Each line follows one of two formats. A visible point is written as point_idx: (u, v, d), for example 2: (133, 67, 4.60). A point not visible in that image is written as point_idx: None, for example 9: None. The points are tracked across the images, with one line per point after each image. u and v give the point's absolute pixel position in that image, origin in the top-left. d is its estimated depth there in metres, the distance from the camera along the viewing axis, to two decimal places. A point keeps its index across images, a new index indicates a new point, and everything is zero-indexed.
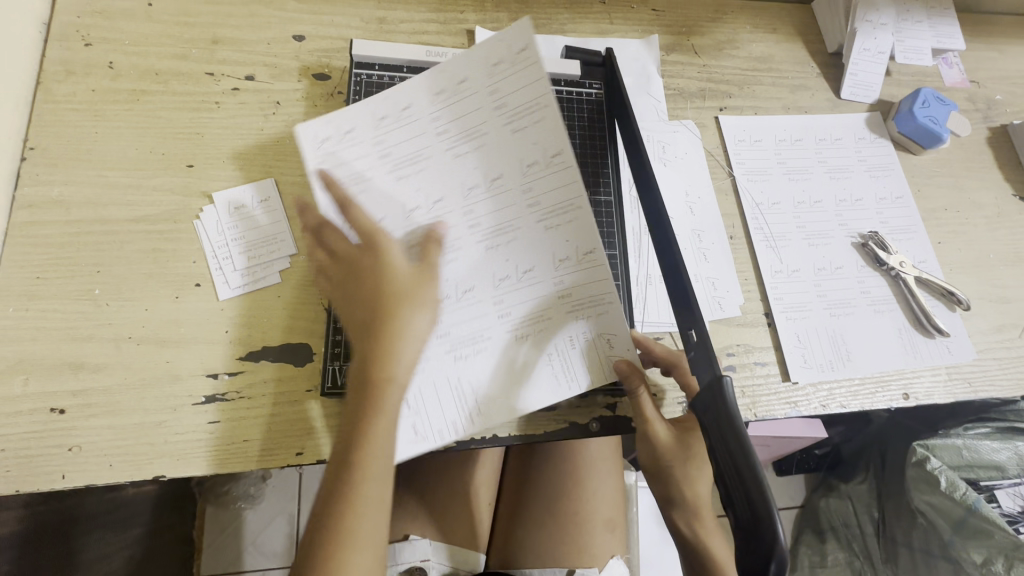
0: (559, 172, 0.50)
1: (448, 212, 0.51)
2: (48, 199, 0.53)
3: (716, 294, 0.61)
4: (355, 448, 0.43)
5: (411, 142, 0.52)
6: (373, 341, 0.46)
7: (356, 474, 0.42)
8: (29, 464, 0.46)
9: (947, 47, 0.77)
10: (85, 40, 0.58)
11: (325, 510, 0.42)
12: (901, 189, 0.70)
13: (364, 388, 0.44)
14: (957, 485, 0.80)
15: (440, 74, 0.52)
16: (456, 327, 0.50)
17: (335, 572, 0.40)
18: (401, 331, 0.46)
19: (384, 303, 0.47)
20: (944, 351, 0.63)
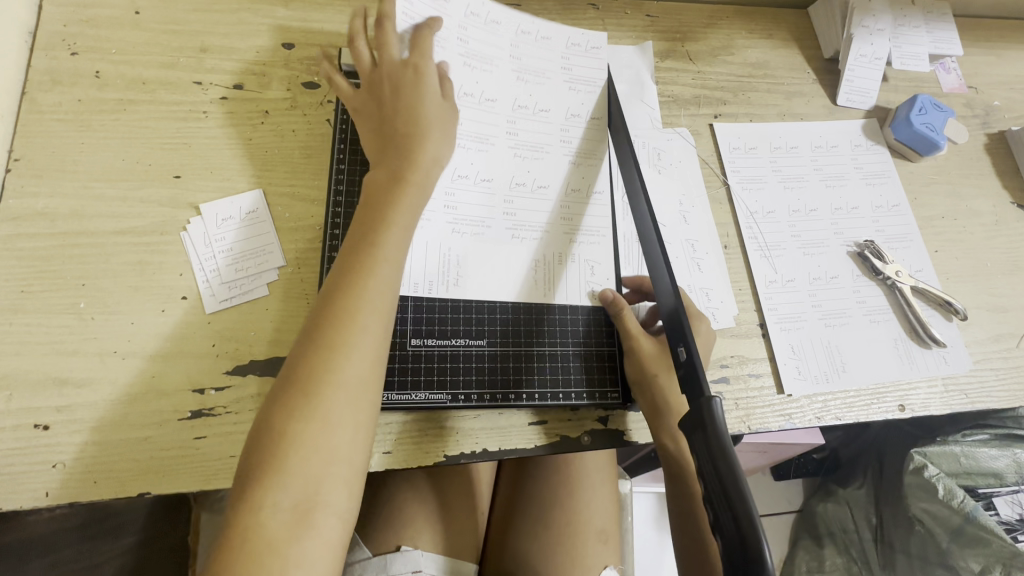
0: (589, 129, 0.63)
1: (484, 119, 0.60)
2: (33, 212, 0.52)
3: (711, 304, 0.61)
4: (312, 363, 0.39)
5: (488, 50, 0.61)
6: (350, 255, 0.44)
7: (306, 391, 0.38)
8: (12, 482, 0.45)
9: (944, 52, 0.76)
10: (71, 49, 0.58)
11: (259, 434, 0.38)
12: (897, 197, 0.69)
13: (331, 300, 0.42)
14: (955, 493, 0.80)
15: (533, 24, 0.65)
16: (463, 210, 0.57)
17: (337, 349, 0.40)
18: (377, 245, 0.44)
19: (372, 210, 0.46)
20: (940, 361, 0.62)
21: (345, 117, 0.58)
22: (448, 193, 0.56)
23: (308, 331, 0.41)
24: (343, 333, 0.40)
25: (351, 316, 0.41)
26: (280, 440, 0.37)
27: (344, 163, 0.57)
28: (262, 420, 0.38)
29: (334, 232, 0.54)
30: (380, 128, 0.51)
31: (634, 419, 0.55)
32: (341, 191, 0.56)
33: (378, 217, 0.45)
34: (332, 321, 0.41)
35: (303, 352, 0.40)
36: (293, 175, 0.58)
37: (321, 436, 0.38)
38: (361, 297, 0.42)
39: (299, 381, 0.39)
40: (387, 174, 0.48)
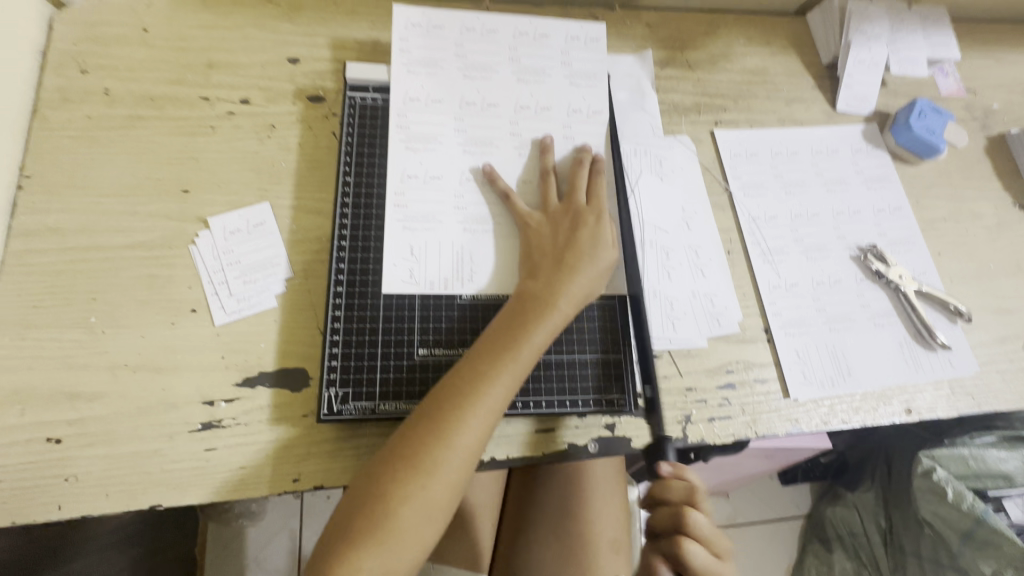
0: (593, 124, 0.62)
1: (486, 123, 0.60)
2: (44, 228, 0.53)
3: (717, 302, 0.61)
4: (429, 449, 0.44)
5: (485, 57, 0.62)
6: (483, 357, 0.48)
7: (417, 477, 0.43)
8: (25, 495, 0.45)
9: (942, 57, 0.77)
10: (81, 67, 0.59)
11: (364, 497, 0.43)
12: (899, 200, 0.70)
13: (460, 398, 0.46)
14: (964, 496, 0.79)
15: (530, 23, 0.63)
16: (470, 209, 0.57)
17: (450, 444, 0.44)
18: (511, 357, 0.48)
19: (511, 321, 0.50)
20: (946, 363, 0.63)
21: (349, 129, 0.59)
22: (457, 194, 0.58)
23: (432, 418, 0.45)
24: (463, 432, 0.45)
25: (473, 418, 0.45)
26: (384, 515, 0.42)
27: (350, 173, 0.57)
28: (368, 485, 0.43)
29: (341, 243, 0.55)
30: (542, 245, 0.55)
31: (641, 425, 0.55)
32: (347, 201, 0.56)
33: (507, 327, 0.50)
34: (454, 416, 0.45)
35: (424, 438, 0.44)
36: (299, 189, 0.58)
37: (420, 519, 0.43)
38: (484, 400, 0.46)
39: (414, 463, 0.43)
40: (530, 294, 0.52)
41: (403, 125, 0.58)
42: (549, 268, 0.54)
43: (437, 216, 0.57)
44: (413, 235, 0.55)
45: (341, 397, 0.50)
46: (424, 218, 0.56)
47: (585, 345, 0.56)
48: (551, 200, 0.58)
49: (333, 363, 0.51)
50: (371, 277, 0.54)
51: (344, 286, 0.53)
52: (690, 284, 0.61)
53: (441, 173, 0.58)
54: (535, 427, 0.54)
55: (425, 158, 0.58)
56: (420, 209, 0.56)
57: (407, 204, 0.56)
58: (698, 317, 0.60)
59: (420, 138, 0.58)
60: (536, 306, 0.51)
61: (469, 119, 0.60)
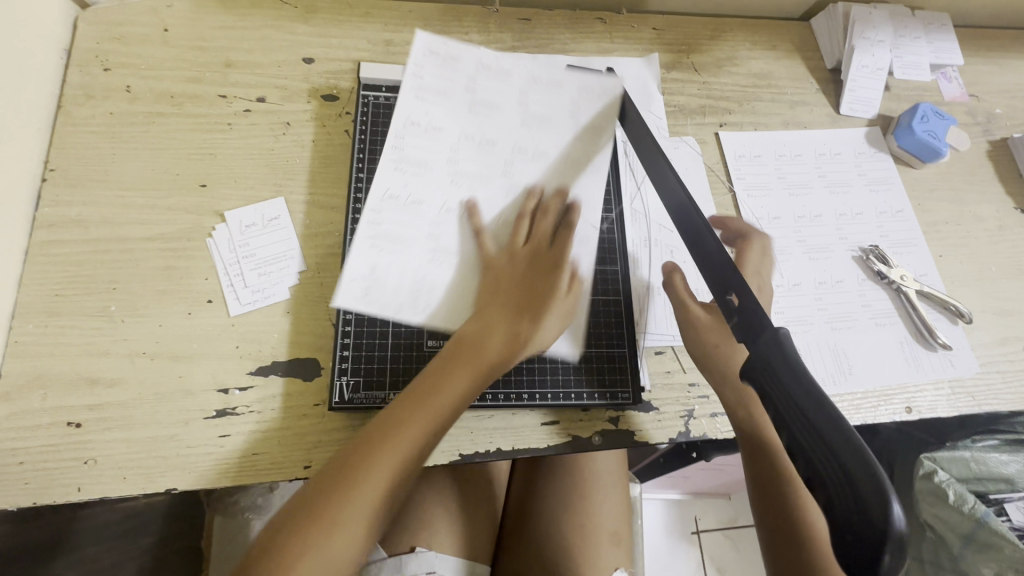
0: (585, 176, 0.60)
1: (479, 159, 0.59)
2: (67, 219, 0.55)
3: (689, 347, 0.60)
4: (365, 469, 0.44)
5: (495, 94, 0.62)
6: (431, 376, 0.48)
7: (361, 490, 0.43)
8: (46, 476, 0.47)
9: (945, 62, 0.78)
10: (104, 65, 0.61)
11: (304, 508, 0.43)
12: (901, 202, 0.71)
13: (399, 423, 0.46)
14: (965, 498, 0.80)
15: (545, 69, 0.64)
16: (442, 238, 0.55)
17: (382, 464, 0.44)
18: (453, 382, 0.48)
19: (459, 348, 0.50)
20: (946, 364, 0.63)
21: (363, 128, 0.60)
22: (432, 224, 0.56)
23: (371, 440, 0.45)
24: (403, 449, 0.45)
25: (409, 441, 0.45)
26: (319, 528, 0.42)
27: (362, 171, 0.59)
28: (309, 496, 0.44)
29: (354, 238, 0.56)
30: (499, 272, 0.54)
31: (644, 418, 0.57)
32: (360, 198, 0.58)
33: (458, 348, 0.50)
34: (392, 438, 0.45)
35: (359, 458, 0.44)
36: (313, 184, 0.60)
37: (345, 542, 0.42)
38: (428, 421, 0.46)
39: (347, 477, 0.43)
40: (478, 324, 0.51)
41: (399, 143, 0.58)
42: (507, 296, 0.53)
43: (409, 240, 0.55)
44: (376, 253, 0.54)
45: (353, 386, 0.52)
46: (392, 241, 0.54)
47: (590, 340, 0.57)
48: (518, 232, 0.56)
49: (345, 354, 0.52)
50: None
51: None
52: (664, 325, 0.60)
53: (422, 194, 0.57)
54: (540, 419, 0.55)
55: (409, 178, 0.57)
56: (391, 228, 0.55)
57: (381, 222, 0.55)
58: None
59: (409, 160, 0.57)
60: (490, 329, 0.51)
61: (463, 153, 0.59)
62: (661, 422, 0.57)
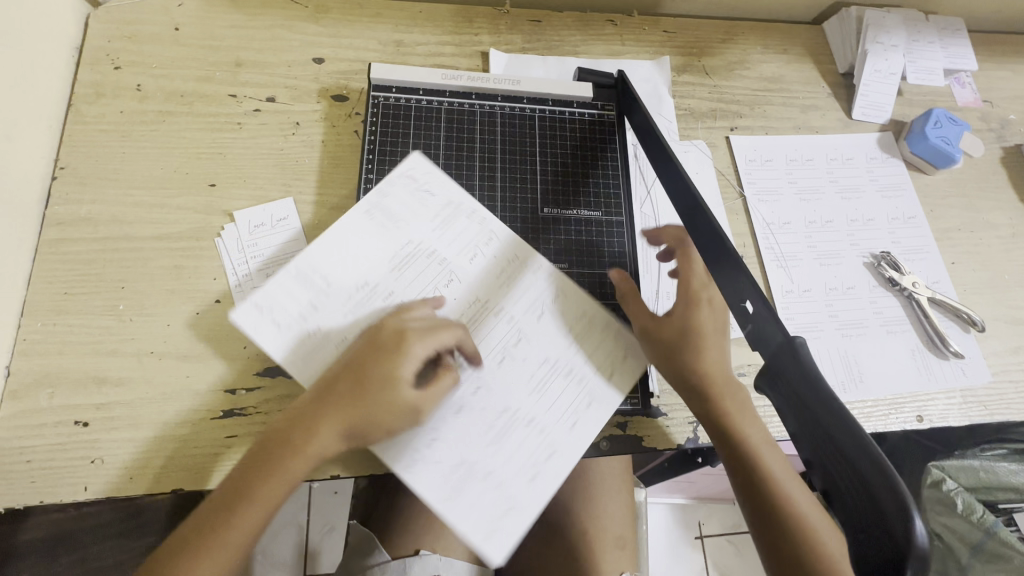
0: (514, 367, 0.50)
1: (407, 267, 0.52)
2: (76, 218, 0.55)
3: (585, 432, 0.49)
4: (247, 490, 0.42)
5: (493, 228, 0.55)
6: (305, 418, 0.43)
7: (236, 521, 0.42)
8: (52, 475, 0.47)
9: (959, 67, 0.77)
10: (114, 63, 0.61)
11: (183, 541, 0.42)
12: (913, 208, 0.70)
13: (282, 442, 0.43)
14: (974, 508, 0.79)
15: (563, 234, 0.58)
16: (371, 310, 0.49)
17: (260, 483, 0.42)
18: (335, 401, 0.44)
19: (341, 372, 0.45)
20: (958, 372, 0.63)
21: (372, 128, 0.59)
22: (327, 275, 0.49)
23: (256, 459, 0.43)
24: (273, 490, 0.42)
25: (288, 463, 0.43)
26: (198, 557, 0.41)
27: (372, 172, 0.58)
28: (193, 528, 0.42)
29: None
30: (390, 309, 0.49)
31: (653, 424, 0.56)
32: None
33: (334, 387, 0.44)
34: (272, 457, 0.43)
35: (240, 480, 0.43)
36: (322, 185, 0.60)
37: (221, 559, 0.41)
38: (298, 463, 0.43)
39: (231, 504, 0.42)
40: (360, 349, 0.46)
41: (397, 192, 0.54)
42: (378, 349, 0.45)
43: (337, 288, 0.49)
44: (302, 285, 0.48)
45: None
46: (320, 287, 0.49)
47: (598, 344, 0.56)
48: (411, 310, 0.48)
49: None
50: None
51: None
52: (557, 404, 0.49)
53: (385, 257, 0.52)
54: None
55: (380, 239, 0.52)
56: (327, 273, 0.49)
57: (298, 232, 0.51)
58: None
59: (393, 219, 0.53)
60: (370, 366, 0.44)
61: (442, 239, 0.54)
62: (670, 428, 0.56)
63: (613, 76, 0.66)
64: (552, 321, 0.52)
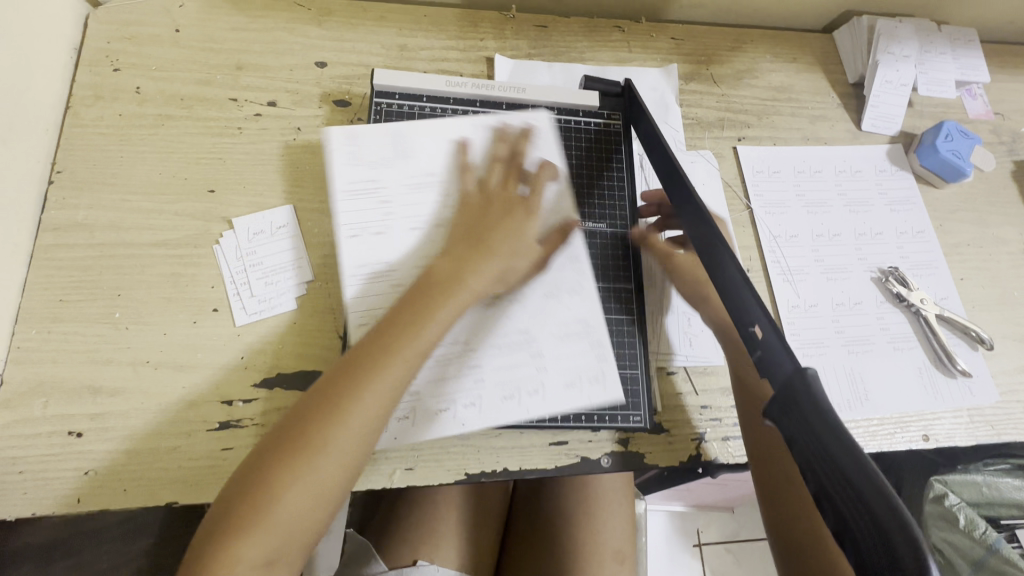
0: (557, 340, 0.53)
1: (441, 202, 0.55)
2: (72, 223, 0.54)
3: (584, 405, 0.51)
4: (315, 429, 0.42)
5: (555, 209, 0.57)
6: (360, 359, 0.44)
7: (301, 460, 0.41)
8: (46, 487, 0.46)
9: (970, 79, 0.76)
10: (114, 65, 0.60)
11: (260, 476, 0.41)
12: (922, 223, 0.69)
13: (356, 377, 0.44)
14: (976, 523, 0.77)
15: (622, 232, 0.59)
16: (391, 234, 0.54)
17: (333, 418, 0.43)
18: (416, 334, 0.46)
19: (418, 303, 0.47)
20: (965, 392, 0.62)
21: None
22: (408, 160, 0.56)
23: (326, 395, 0.43)
24: (360, 410, 0.43)
25: (362, 395, 0.43)
26: (264, 501, 0.40)
27: None
28: (248, 473, 0.42)
29: None
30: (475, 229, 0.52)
31: (655, 441, 0.55)
32: None
33: (389, 330, 0.46)
34: (346, 393, 0.43)
35: (309, 418, 0.43)
36: (323, 192, 0.59)
37: (296, 508, 0.41)
38: (358, 404, 0.43)
39: (298, 445, 0.42)
40: (438, 279, 0.48)
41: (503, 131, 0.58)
42: (465, 251, 0.50)
43: (384, 195, 0.55)
44: (354, 185, 0.55)
45: None
46: (369, 191, 0.55)
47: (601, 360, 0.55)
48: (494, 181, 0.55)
49: None
50: None
51: None
52: (569, 364, 0.52)
53: (437, 180, 0.56)
54: (549, 438, 0.54)
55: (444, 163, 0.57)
56: (380, 178, 0.55)
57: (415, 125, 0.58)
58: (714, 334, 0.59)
59: (481, 147, 0.58)
60: (433, 302, 0.47)
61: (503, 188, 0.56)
62: (673, 445, 0.55)
63: (620, 85, 0.65)
64: (587, 314, 0.54)
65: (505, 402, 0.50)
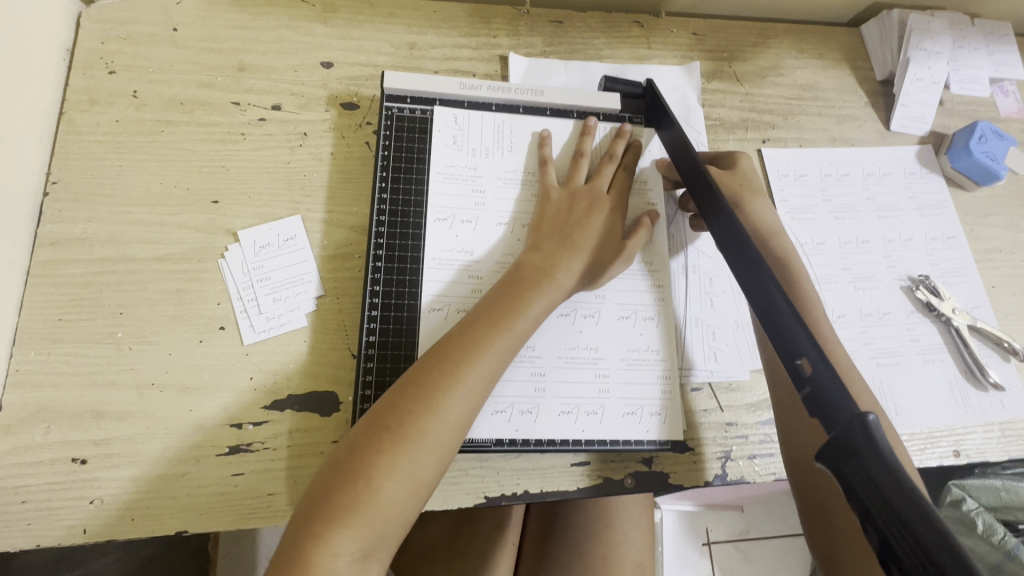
0: (619, 345, 0.53)
1: (509, 200, 0.55)
2: (70, 237, 0.51)
3: (641, 437, 0.50)
4: (417, 418, 0.42)
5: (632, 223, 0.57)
6: (455, 352, 0.45)
7: (402, 451, 0.41)
8: (51, 516, 0.44)
9: (1004, 75, 0.73)
10: (109, 67, 0.57)
11: (362, 464, 0.41)
12: (953, 228, 0.67)
13: (454, 366, 0.44)
14: (995, 528, 0.74)
15: (686, 263, 0.58)
16: (479, 224, 0.54)
17: (434, 407, 0.43)
18: (511, 325, 0.46)
19: (508, 296, 0.48)
20: (997, 405, 0.60)
21: (386, 141, 0.55)
22: (490, 155, 0.56)
23: (422, 383, 0.43)
24: (460, 398, 0.43)
25: (460, 384, 0.44)
26: (363, 492, 0.40)
27: (386, 190, 0.54)
28: (343, 461, 0.41)
29: (376, 264, 0.52)
30: (564, 225, 0.53)
31: (680, 461, 0.53)
32: (383, 221, 0.53)
33: (480, 325, 0.46)
34: (447, 382, 0.43)
35: (411, 406, 0.42)
36: (332, 201, 0.56)
37: (402, 493, 0.41)
38: (457, 395, 0.43)
39: (401, 434, 0.41)
40: (536, 269, 0.50)
41: (589, 126, 0.58)
42: (557, 242, 0.51)
43: (479, 186, 0.55)
44: (453, 168, 0.55)
45: None
46: (464, 177, 0.55)
47: (636, 350, 0.53)
48: (579, 173, 0.56)
49: (367, 391, 0.49)
50: (405, 299, 0.51)
51: (378, 308, 0.50)
52: (634, 391, 0.51)
53: (530, 177, 0.57)
54: (571, 459, 0.52)
55: (527, 158, 0.57)
56: (478, 167, 0.56)
57: (501, 123, 0.58)
58: (741, 348, 0.57)
59: (561, 144, 0.58)
60: (523, 299, 0.48)
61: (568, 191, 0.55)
62: (698, 464, 0.53)
63: (641, 86, 0.62)
64: (657, 326, 0.54)
65: (563, 416, 0.50)
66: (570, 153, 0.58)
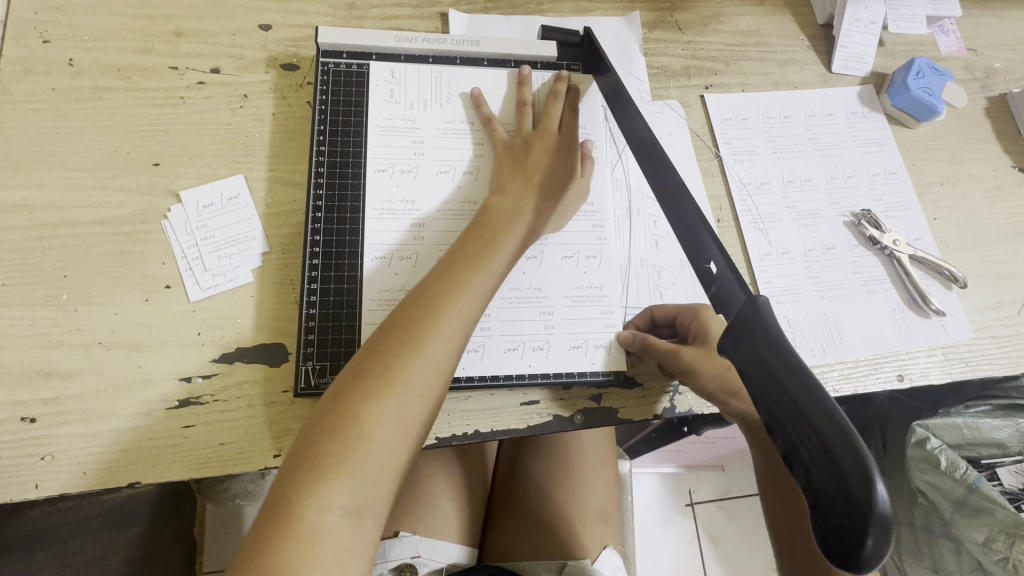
0: (562, 284, 0.54)
1: (451, 148, 0.56)
2: (10, 204, 0.51)
3: (586, 368, 0.52)
4: (399, 361, 0.42)
5: None
6: (431, 295, 0.45)
7: (388, 394, 0.41)
8: (3, 473, 0.45)
9: (942, 14, 0.74)
10: (43, 37, 0.57)
11: (347, 412, 0.41)
12: (894, 163, 0.68)
13: (432, 308, 0.44)
14: (958, 463, 0.68)
15: (629, 205, 0.59)
16: (419, 173, 0.55)
17: (414, 349, 0.43)
18: (486, 266, 0.47)
19: (482, 241, 0.48)
20: (939, 330, 0.61)
21: (323, 97, 0.56)
22: (428, 106, 0.57)
23: (402, 327, 0.44)
24: (441, 339, 0.44)
25: (440, 326, 0.44)
26: (352, 437, 0.40)
27: (323, 143, 0.54)
28: (326, 413, 0.41)
29: (316, 216, 0.52)
30: (529, 170, 0.53)
31: (629, 397, 0.54)
32: (320, 173, 0.53)
33: (454, 268, 0.46)
34: (426, 323, 0.44)
35: (392, 350, 0.43)
36: (274, 160, 0.56)
37: (392, 438, 0.41)
38: (438, 336, 0.44)
39: (384, 377, 0.42)
40: (505, 213, 0.50)
41: (523, 76, 0.59)
42: (519, 187, 0.52)
43: (417, 136, 0.56)
44: (391, 121, 0.56)
45: (318, 371, 0.49)
46: (403, 129, 0.56)
47: (580, 288, 0.54)
48: (525, 122, 0.57)
49: (310, 337, 0.50)
50: (347, 248, 0.52)
51: (319, 259, 0.51)
52: (578, 326, 0.53)
53: (470, 130, 0.57)
54: (518, 398, 0.52)
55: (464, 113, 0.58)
56: (416, 119, 0.57)
57: (439, 74, 0.58)
58: (684, 285, 0.58)
59: (496, 97, 0.59)
60: (495, 241, 0.48)
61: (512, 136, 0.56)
62: (645, 399, 0.54)
63: (579, 36, 0.63)
64: (600, 264, 0.55)
65: (509, 353, 0.51)
66: (512, 104, 0.59)
